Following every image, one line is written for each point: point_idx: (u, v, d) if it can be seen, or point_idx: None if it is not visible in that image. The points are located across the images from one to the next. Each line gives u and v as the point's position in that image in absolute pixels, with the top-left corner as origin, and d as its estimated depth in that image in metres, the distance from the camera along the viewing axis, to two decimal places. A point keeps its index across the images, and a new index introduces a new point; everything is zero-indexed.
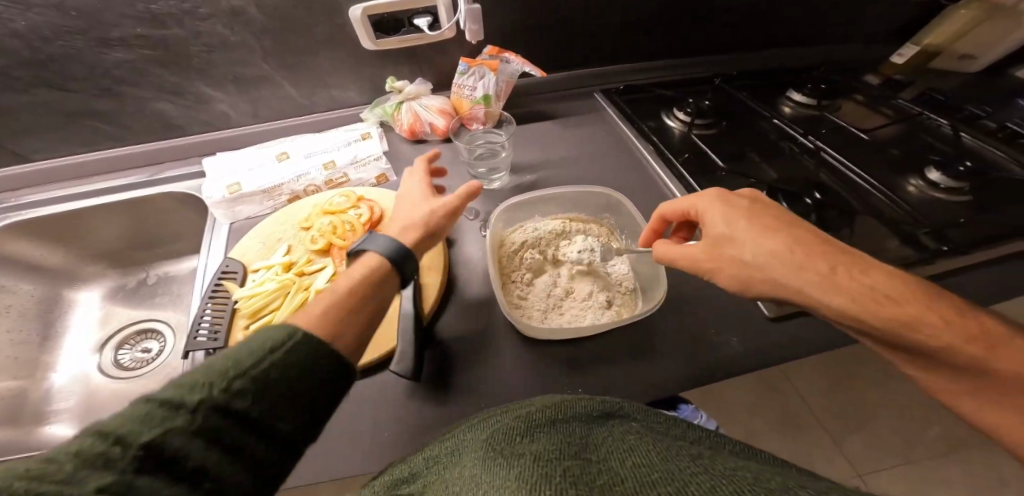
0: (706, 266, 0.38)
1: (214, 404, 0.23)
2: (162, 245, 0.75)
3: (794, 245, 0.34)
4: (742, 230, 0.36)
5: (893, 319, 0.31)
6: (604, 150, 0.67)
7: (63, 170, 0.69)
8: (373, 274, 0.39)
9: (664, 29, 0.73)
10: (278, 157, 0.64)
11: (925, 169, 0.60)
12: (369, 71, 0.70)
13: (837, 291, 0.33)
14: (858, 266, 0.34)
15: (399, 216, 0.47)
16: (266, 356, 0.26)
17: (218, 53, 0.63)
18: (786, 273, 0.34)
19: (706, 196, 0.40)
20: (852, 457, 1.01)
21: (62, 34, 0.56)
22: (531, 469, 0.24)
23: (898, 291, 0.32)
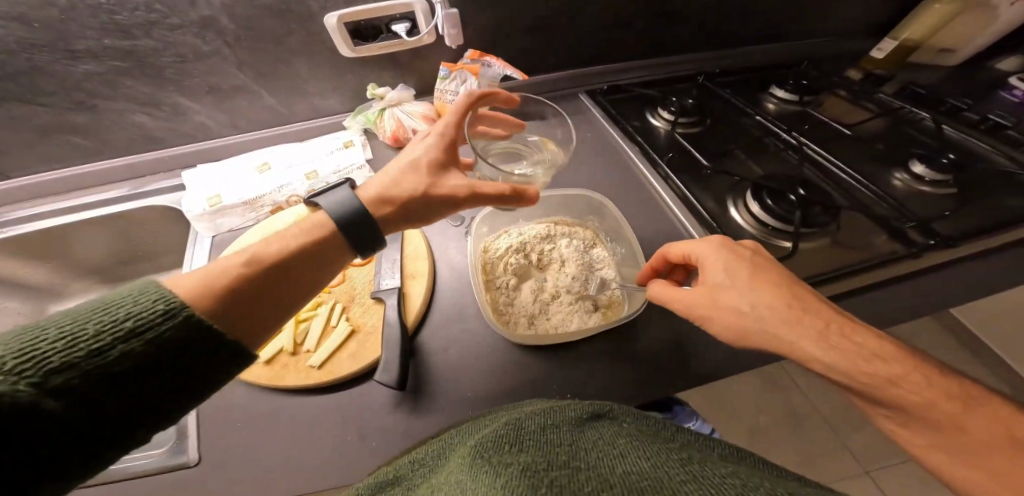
0: (699, 313, 0.39)
1: (76, 370, 0.24)
2: (148, 259, 0.75)
3: (791, 301, 0.37)
4: (741, 282, 0.38)
5: (869, 375, 0.34)
6: (589, 152, 0.67)
7: (41, 186, 0.68)
8: (312, 237, 0.37)
9: (645, 28, 0.73)
10: (260, 169, 0.64)
11: (909, 161, 0.59)
12: (348, 78, 0.70)
13: (829, 347, 0.35)
14: (850, 325, 0.36)
15: (393, 179, 0.41)
16: (137, 333, 0.26)
17: (191, 63, 0.62)
18: (785, 328, 0.36)
19: (709, 243, 0.41)
20: (858, 453, 1.07)
21: (26, 47, 0.55)
22: (519, 478, 0.23)
23: (884, 350, 0.35)
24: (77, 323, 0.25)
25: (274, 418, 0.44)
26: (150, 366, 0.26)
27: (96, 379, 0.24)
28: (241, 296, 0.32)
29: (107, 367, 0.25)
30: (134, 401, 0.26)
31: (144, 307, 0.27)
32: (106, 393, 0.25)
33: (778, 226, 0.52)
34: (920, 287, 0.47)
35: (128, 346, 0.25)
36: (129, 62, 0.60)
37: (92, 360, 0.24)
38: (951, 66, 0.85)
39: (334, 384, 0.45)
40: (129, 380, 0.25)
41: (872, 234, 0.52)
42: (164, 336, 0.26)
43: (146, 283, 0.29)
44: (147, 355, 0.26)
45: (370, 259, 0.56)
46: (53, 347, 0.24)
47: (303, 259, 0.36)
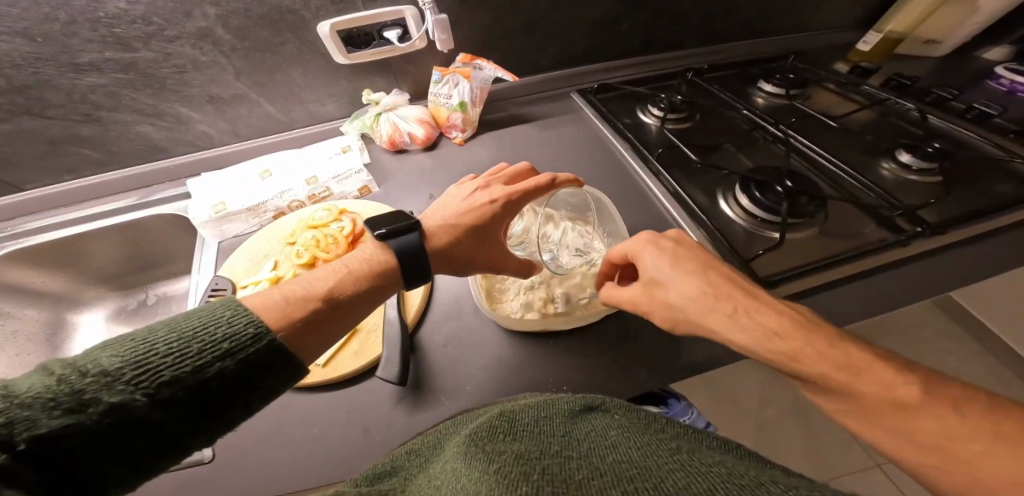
0: (642, 308, 0.40)
1: (179, 381, 0.28)
2: (157, 267, 0.77)
3: (707, 288, 0.37)
4: (674, 274, 0.38)
5: (781, 355, 0.33)
6: (582, 151, 0.68)
7: (53, 197, 0.71)
8: (373, 267, 0.41)
9: (633, 26, 0.74)
10: (262, 176, 0.66)
11: (897, 150, 0.60)
12: (344, 84, 0.71)
13: (738, 331, 0.35)
14: (752, 304, 0.36)
15: (448, 232, 0.45)
16: (227, 356, 0.29)
17: (190, 74, 0.64)
18: (701, 317, 0.36)
19: (639, 240, 0.42)
20: (869, 446, 1.06)
21: (31, 61, 0.57)
22: (510, 466, 0.24)
23: (785, 327, 0.34)
24: (184, 338, 0.29)
25: (281, 413, 0.46)
26: (239, 386, 0.30)
27: (195, 393, 0.28)
28: (313, 327, 0.36)
29: (206, 383, 0.29)
30: (221, 413, 0.30)
31: (238, 329, 0.30)
32: (200, 406, 0.29)
33: (765, 217, 0.53)
34: (911, 276, 0.47)
35: (224, 366, 0.29)
36: (131, 73, 0.62)
37: (194, 377, 0.28)
38: (939, 56, 0.84)
39: (340, 380, 0.47)
40: (218, 395, 0.29)
41: (861, 224, 0.53)
42: (252, 357, 0.30)
43: (237, 302, 0.32)
44: (237, 376, 0.30)
45: None
46: (167, 361, 0.28)
47: (370, 295, 0.40)
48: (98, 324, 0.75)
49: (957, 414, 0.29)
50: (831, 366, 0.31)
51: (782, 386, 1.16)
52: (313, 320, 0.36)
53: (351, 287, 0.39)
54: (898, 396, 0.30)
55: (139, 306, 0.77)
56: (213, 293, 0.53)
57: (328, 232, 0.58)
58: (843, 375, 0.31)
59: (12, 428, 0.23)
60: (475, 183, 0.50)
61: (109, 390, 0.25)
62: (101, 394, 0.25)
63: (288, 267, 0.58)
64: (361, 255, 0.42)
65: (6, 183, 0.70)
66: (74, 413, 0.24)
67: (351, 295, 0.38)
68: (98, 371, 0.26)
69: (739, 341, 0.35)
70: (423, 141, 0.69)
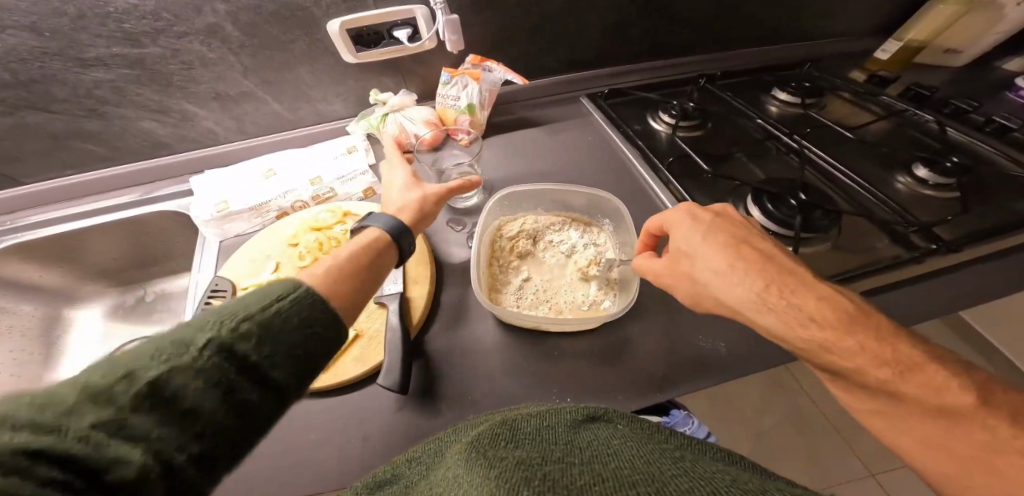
0: (666, 279, 0.42)
1: (256, 321, 0.28)
2: (157, 263, 0.77)
3: (736, 262, 0.36)
4: (704, 249, 0.37)
5: (814, 342, 0.32)
6: (591, 156, 0.67)
7: (54, 191, 0.70)
8: (370, 244, 0.44)
9: (646, 30, 0.73)
10: (265, 175, 0.65)
11: (913, 164, 0.59)
12: (351, 83, 0.71)
13: (766, 312, 0.34)
14: (788, 284, 0.34)
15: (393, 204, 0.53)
16: (284, 300, 0.30)
17: (198, 70, 0.63)
18: (726, 291, 0.36)
19: (676, 211, 0.42)
20: (863, 456, 1.05)
21: (38, 56, 0.56)
22: (511, 471, 0.23)
23: (825, 313, 0.32)
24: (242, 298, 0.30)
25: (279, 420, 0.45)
26: (304, 322, 0.30)
27: (277, 331, 0.28)
28: (339, 276, 0.38)
29: (279, 323, 0.29)
30: (302, 351, 0.29)
31: (284, 285, 0.32)
32: (276, 345, 0.28)
33: (779, 231, 0.52)
34: (926, 292, 0.46)
35: (282, 308, 0.30)
36: (138, 69, 0.61)
37: (267, 318, 0.29)
38: (959, 65, 0.83)
39: (342, 387, 0.46)
40: (294, 334, 0.29)
41: (874, 238, 0.51)
42: (308, 297, 0.31)
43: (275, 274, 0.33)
44: (297, 313, 0.30)
45: None
46: (238, 312, 0.28)
47: (375, 263, 0.43)
48: (96, 320, 0.74)
49: (1014, 424, 0.27)
50: (863, 357, 0.30)
51: (781, 395, 1.14)
52: (335, 274, 0.38)
53: (349, 253, 0.42)
54: (948, 403, 0.28)
55: (137, 302, 0.77)
56: (213, 294, 0.53)
57: (331, 234, 0.58)
58: (890, 373, 0.30)
59: (129, 380, 0.22)
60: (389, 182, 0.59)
61: (198, 338, 0.25)
62: (193, 337, 0.25)
63: (290, 269, 0.57)
64: (356, 240, 0.44)
65: (5, 176, 0.69)
66: (178, 355, 0.24)
67: (357, 259, 0.41)
68: (181, 328, 0.26)
69: (771, 324, 0.34)
70: (429, 143, 0.67)
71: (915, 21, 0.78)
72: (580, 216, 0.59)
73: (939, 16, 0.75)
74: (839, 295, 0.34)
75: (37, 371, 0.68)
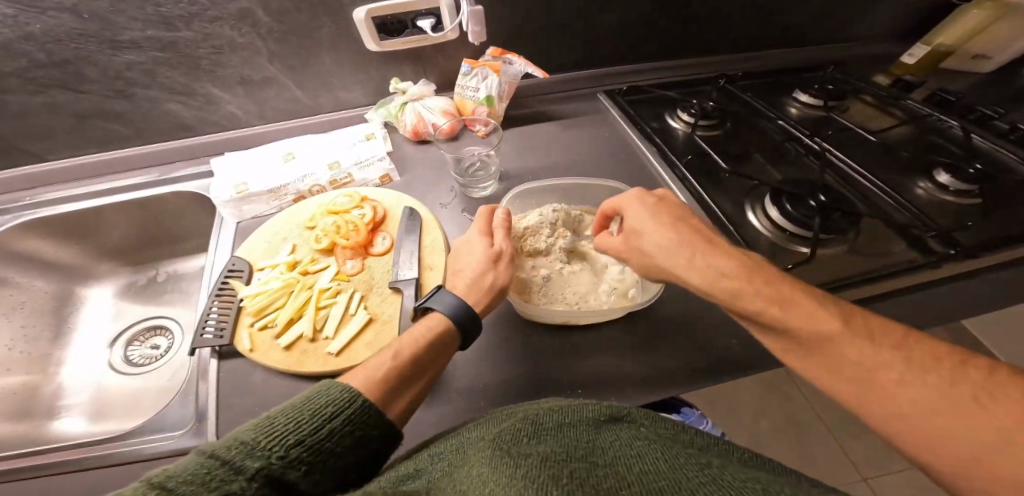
0: (623, 255, 0.43)
1: (306, 445, 0.28)
2: (170, 244, 0.78)
3: (670, 232, 0.38)
4: (649, 224, 0.40)
5: (726, 292, 0.34)
6: (607, 152, 0.67)
7: (75, 169, 0.71)
8: (432, 335, 0.41)
9: (668, 29, 0.73)
10: (285, 158, 0.66)
11: (935, 170, 0.59)
12: (373, 72, 0.71)
13: (692, 269, 0.36)
14: (707, 249, 0.37)
15: (467, 272, 0.47)
16: (332, 419, 0.31)
17: (226, 55, 0.64)
18: (663, 257, 0.38)
19: (626, 195, 0.44)
20: (857, 460, 1.02)
21: (75, 37, 0.58)
22: (539, 468, 0.24)
23: (734, 269, 0.35)
24: (293, 412, 0.30)
25: None
26: (352, 442, 0.31)
27: (320, 455, 0.29)
28: (397, 386, 0.37)
29: (325, 443, 0.29)
30: (337, 473, 0.30)
31: (336, 396, 0.33)
32: (322, 468, 0.29)
33: (795, 231, 0.52)
34: (943, 297, 0.46)
35: (334, 427, 0.31)
36: (169, 52, 0.62)
37: (314, 437, 0.29)
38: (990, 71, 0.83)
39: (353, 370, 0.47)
40: (339, 458, 0.30)
41: (892, 243, 0.51)
42: (356, 414, 0.32)
43: (328, 381, 0.34)
44: (347, 433, 0.31)
45: (389, 248, 0.57)
46: (292, 429, 0.29)
47: (434, 357, 0.41)
48: (107, 299, 0.75)
49: (898, 354, 0.27)
50: (766, 302, 0.32)
51: (779, 398, 1.12)
52: (394, 376, 0.37)
53: (411, 348, 0.39)
54: (826, 335, 0.29)
55: (149, 282, 0.78)
56: (230, 274, 0.55)
57: (348, 218, 0.58)
58: (777, 311, 0.31)
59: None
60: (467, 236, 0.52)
61: (253, 457, 0.26)
62: (246, 461, 0.25)
63: (306, 252, 0.59)
64: (420, 323, 0.43)
65: (30, 153, 0.70)
66: (227, 482, 0.24)
67: (420, 358, 0.40)
68: (238, 445, 0.26)
69: (699, 284, 0.36)
70: (447, 132, 0.67)
71: (946, 25, 0.78)
72: (591, 208, 0.60)
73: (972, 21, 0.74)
74: (755, 259, 0.36)
75: (46, 349, 0.66)
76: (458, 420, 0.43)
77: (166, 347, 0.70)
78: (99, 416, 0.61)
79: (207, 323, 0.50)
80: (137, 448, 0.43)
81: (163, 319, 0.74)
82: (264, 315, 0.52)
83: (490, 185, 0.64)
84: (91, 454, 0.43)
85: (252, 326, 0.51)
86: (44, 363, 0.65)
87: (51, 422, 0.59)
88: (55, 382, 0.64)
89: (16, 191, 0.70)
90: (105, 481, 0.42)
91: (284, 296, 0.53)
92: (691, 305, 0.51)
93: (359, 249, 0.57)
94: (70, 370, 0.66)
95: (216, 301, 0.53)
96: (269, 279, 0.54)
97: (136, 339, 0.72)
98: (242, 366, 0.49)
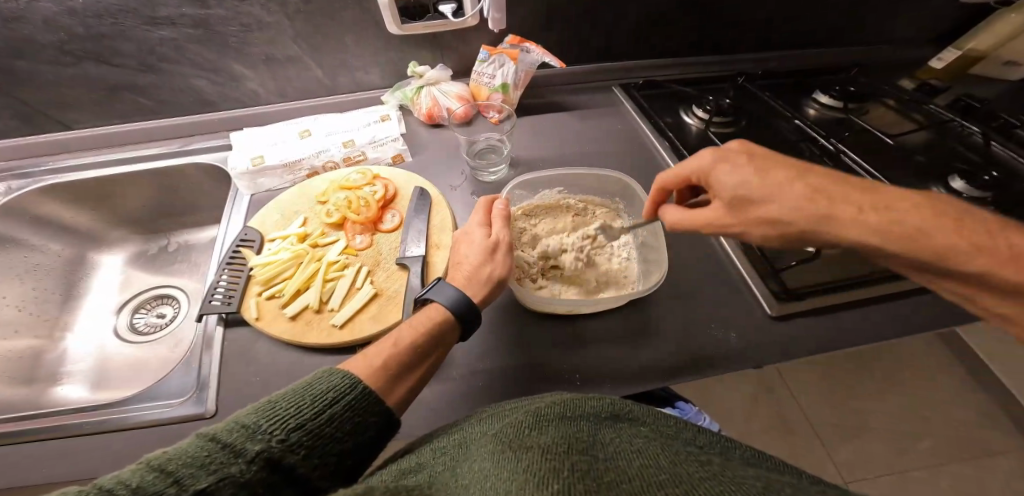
0: (734, 227, 0.38)
1: (304, 429, 0.28)
2: (183, 216, 0.79)
3: (815, 193, 0.33)
4: (759, 186, 0.35)
5: (912, 247, 0.30)
6: (618, 143, 0.67)
7: (99, 139, 0.73)
8: (433, 325, 0.40)
9: (689, 25, 0.73)
10: (301, 134, 0.67)
11: (948, 176, 0.58)
12: (393, 55, 0.72)
13: (857, 228, 0.31)
14: (868, 198, 0.32)
15: (467, 263, 0.47)
16: (332, 405, 0.31)
17: (253, 33, 0.66)
18: (794, 217, 0.34)
19: (706, 158, 0.40)
20: (841, 464, 1.01)
21: (114, 12, 0.60)
22: (538, 462, 0.22)
23: (924, 218, 0.30)
24: (295, 395, 0.30)
25: (294, 372, 0.46)
26: (353, 428, 0.31)
27: (320, 439, 0.29)
28: (397, 372, 0.37)
29: (325, 427, 0.29)
30: (337, 458, 0.30)
31: (335, 382, 0.32)
32: (322, 452, 0.29)
33: None
34: None
35: (335, 413, 0.30)
36: (200, 30, 0.64)
37: (314, 421, 0.29)
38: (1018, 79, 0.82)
39: (354, 344, 0.48)
40: (339, 441, 0.30)
41: None
42: (354, 399, 0.32)
43: (329, 367, 0.34)
44: (347, 418, 0.31)
45: (398, 225, 0.58)
46: (291, 412, 0.29)
47: (435, 346, 0.40)
48: (117, 266, 0.77)
49: None
50: (975, 256, 0.28)
51: (772, 402, 1.09)
52: (393, 363, 0.36)
53: (411, 336, 0.39)
54: None
55: (160, 252, 0.79)
56: (243, 242, 0.56)
57: (360, 194, 0.60)
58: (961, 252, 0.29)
59: (178, 486, 0.22)
60: (464, 227, 0.51)
61: (253, 440, 0.26)
62: (247, 445, 0.25)
63: (317, 225, 0.60)
64: (422, 313, 0.42)
65: (58, 121, 0.72)
66: (225, 465, 0.24)
67: (421, 347, 0.39)
68: (239, 428, 0.26)
69: (870, 240, 0.31)
70: (460, 116, 0.69)
71: (980, 30, 0.76)
72: (596, 199, 0.61)
73: (1008, 25, 0.73)
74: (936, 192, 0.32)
75: (54, 313, 0.68)
76: (454, 397, 0.43)
77: (171, 316, 0.72)
78: (101, 382, 0.62)
79: (216, 290, 0.52)
80: (132, 415, 0.43)
81: (171, 289, 0.75)
82: (273, 284, 0.53)
83: (501, 170, 0.64)
84: (88, 420, 0.43)
85: (260, 293, 0.52)
86: (52, 327, 0.66)
87: (55, 388, 0.60)
88: (60, 347, 0.65)
89: (40, 156, 0.72)
90: (102, 441, 0.42)
91: (292, 267, 0.54)
92: (693, 298, 0.51)
93: (368, 224, 0.58)
94: (76, 337, 0.67)
95: (226, 270, 0.54)
96: (279, 250, 0.55)
97: (142, 307, 0.73)
98: (247, 336, 0.50)
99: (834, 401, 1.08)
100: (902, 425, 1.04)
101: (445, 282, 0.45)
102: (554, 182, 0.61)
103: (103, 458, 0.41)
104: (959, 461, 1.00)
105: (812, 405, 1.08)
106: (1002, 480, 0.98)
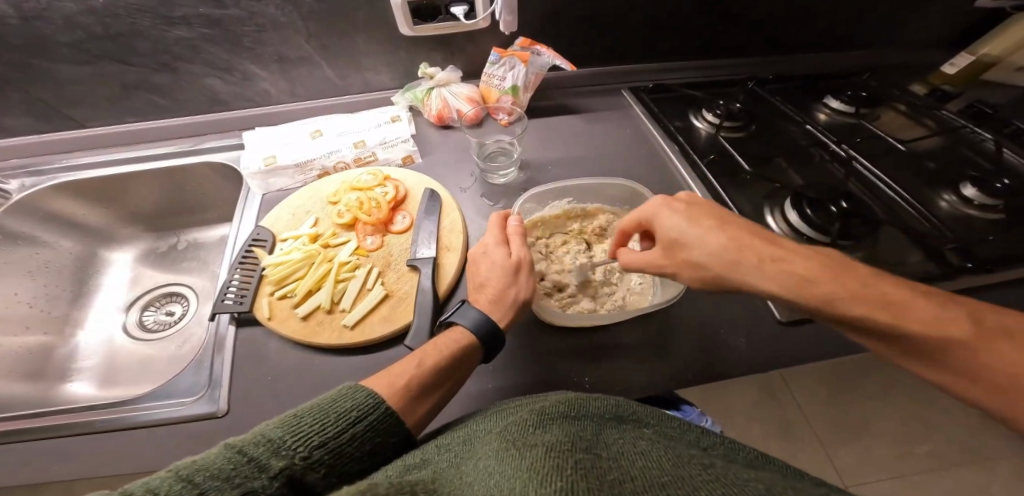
0: (665, 267, 0.41)
1: (326, 447, 0.29)
2: (193, 214, 0.80)
3: (728, 240, 0.37)
4: (691, 232, 0.38)
5: (811, 295, 0.33)
6: (627, 146, 0.67)
7: (111, 137, 0.74)
8: (455, 348, 0.41)
9: (701, 27, 0.73)
10: (312, 135, 0.68)
11: (960, 183, 0.58)
12: (404, 55, 0.72)
13: (765, 278, 0.34)
14: (772, 250, 0.36)
15: (490, 283, 0.47)
16: (354, 424, 0.31)
17: (268, 33, 0.66)
18: (726, 270, 0.36)
19: (652, 204, 0.43)
20: (842, 467, 1.01)
21: (132, 12, 0.61)
22: (543, 459, 0.23)
23: (816, 269, 0.33)
24: (320, 412, 0.31)
25: (305, 371, 0.47)
26: (372, 447, 0.31)
27: (340, 457, 0.29)
28: (420, 392, 0.37)
29: (346, 446, 0.30)
30: (352, 474, 0.30)
31: (358, 401, 0.33)
32: (341, 470, 0.30)
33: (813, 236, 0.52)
34: None
35: (357, 432, 0.31)
36: (216, 29, 0.64)
37: (336, 440, 0.30)
38: None
39: (364, 345, 0.48)
40: (357, 460, 0.30)
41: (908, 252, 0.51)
42: (375, 419, 0.32)
43: (352, 385, 0.34)
44: (368, 438, 0.31)
45: (409, 227, 0.59)
46: (315, 429, 0.29)
47: (457, 368, 0.40)
48: (127, 264, 0.78)
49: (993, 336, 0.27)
50: (864, 305, 0.31)
51: (773, 404, 1.10)
52: (415, 384, 0.37)
53: (434, 358, 0.39)
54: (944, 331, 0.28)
55: (169, 249, 0.80)
56: (255, 242, 0.57)
57: (371, 195, 0.60)
58: (883, 314, 0.30)
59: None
60: (482, 245, 0.51)
61: (278, 456, 0.26)
62: (271, 460, 0.26)
63: (327, 225, 0.60)
64: (446, 334, 0.42)
65: (72, 118, 0.73)
66: (250, 478, 0.25)
67: (443, 371, 0.39)
68: (265, 442, 0.27)
69: (773, 289, 0.34)
70: (471, 119, 0.69)
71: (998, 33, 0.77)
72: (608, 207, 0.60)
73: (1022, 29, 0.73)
74: (826, 252, 0.35)
75: (65, 310, 0.69)
76: (464, 400, 0.44)
77: (179, 314, 0.73)
78: (109, 379, 0.63)
79: (229, 289, 0.52)
80: (143, 413, 0.44)
81: (179, 287, 0.76)
82: (285, 284, 0.53)
83: (510, 173, 0.64)
84: (102, 418, 0.44)
85: (272, 293, 0.52)
86: (62, 323, 0.67)
87: (65, 384, 0.61)
88: (71, 344, 0.66)
89: (55, 153, 0.73)
90: (115, 438, 0.43)
91: (304, 267, 0.54)
92: (701, 303, 0.51)
93: (379, 226, 0.59)
94: (86, 334, 0.68)
95: (239, 270, 0.54)
96: (291, 250, 0.56)
97: (151, 304, 0.74)
98: (258, 336, 0.51)
99: (836, 404, 1.08)
100: (905, 430, 1.04)
101: (469, 304, 0.45)
102: (564, 191, 0.61)
103: (117, 455, 0.42)
104: (959, 465, 1.00)
105: (814, 407, 1.08)
106: (1001, 484, 0.98)
